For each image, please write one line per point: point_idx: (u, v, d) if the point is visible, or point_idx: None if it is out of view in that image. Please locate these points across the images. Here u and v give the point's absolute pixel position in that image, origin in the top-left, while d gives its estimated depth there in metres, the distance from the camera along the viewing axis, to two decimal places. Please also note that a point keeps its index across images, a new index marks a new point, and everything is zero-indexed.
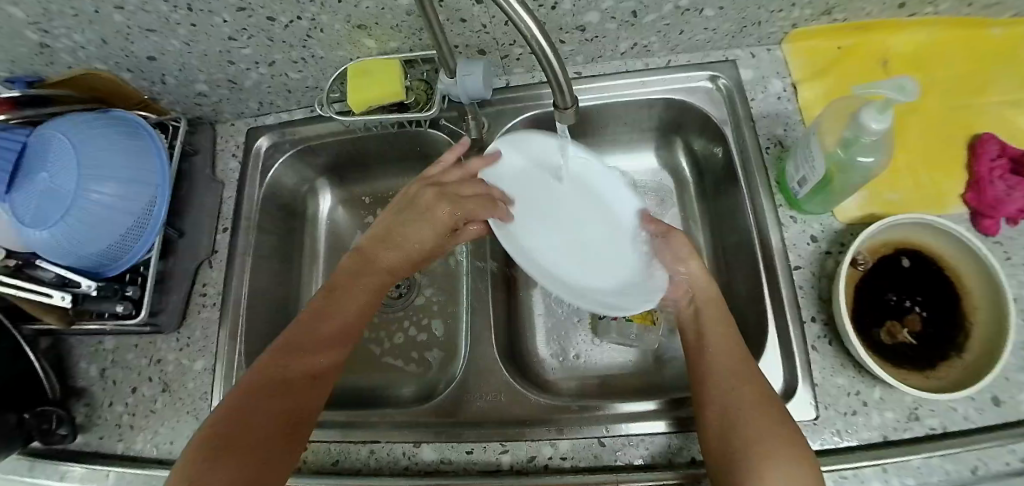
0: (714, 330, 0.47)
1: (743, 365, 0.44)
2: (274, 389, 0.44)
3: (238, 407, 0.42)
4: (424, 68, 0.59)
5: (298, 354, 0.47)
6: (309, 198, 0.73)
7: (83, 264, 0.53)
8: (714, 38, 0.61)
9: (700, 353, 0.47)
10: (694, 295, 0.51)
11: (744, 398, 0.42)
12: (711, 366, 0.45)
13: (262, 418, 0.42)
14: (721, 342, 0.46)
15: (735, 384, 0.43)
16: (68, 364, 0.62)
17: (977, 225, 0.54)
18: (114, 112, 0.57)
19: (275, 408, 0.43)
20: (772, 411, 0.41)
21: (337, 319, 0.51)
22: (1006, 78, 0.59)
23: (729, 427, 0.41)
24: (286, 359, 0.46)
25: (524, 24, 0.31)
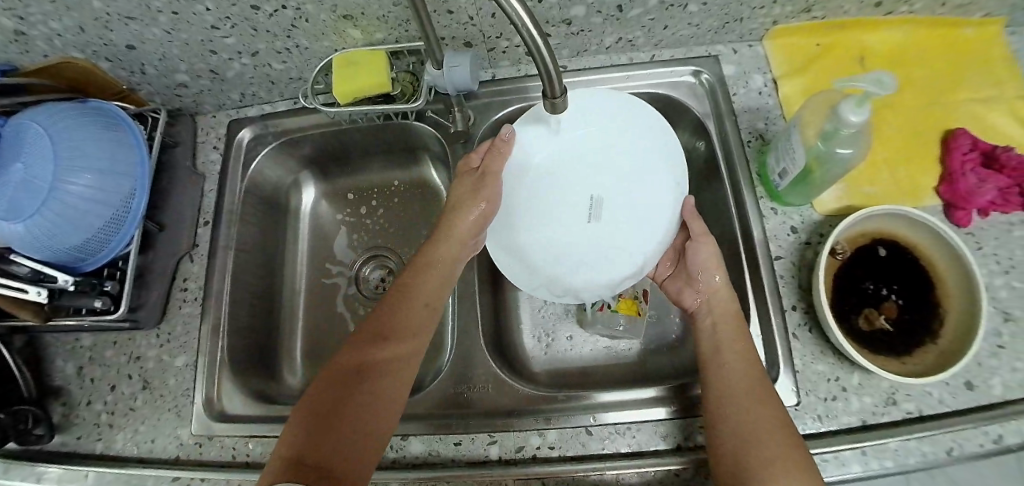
0: (731, 345, 0.47)
1: (757, 381, 0.45)
2: (351, 387, 0.44)
3: (321, 405, 0.43)
4: (410, 60, 0.59)
5: (372, 349, 0.46)
6: (292, 191, 0.72)
7: (59, 259, 0.52)
8: (698, 33, 0.62)
9: (715, 365, 0.47)
10: (712, 310, 0.51)
11: (759, 418, 0.42)
12: (728, 379, 0.45)
13: (345, 416, 0.42)
14: (739, 356, 0.47)
15: (751, 401, 0.43)
16: (43, 362, 0.60)
17: (951, 216, 0.56)
18: (92, 103, 0.56)
19: (354, 404, 0.43)
20: (782, 426, 0.42)
21: (406, 312, 0.50)
22: (977, 76, 0.61)
23: (742, 441, 0.42)
24: (363, 355, 0.46)
25: (513, 11, 0.29)
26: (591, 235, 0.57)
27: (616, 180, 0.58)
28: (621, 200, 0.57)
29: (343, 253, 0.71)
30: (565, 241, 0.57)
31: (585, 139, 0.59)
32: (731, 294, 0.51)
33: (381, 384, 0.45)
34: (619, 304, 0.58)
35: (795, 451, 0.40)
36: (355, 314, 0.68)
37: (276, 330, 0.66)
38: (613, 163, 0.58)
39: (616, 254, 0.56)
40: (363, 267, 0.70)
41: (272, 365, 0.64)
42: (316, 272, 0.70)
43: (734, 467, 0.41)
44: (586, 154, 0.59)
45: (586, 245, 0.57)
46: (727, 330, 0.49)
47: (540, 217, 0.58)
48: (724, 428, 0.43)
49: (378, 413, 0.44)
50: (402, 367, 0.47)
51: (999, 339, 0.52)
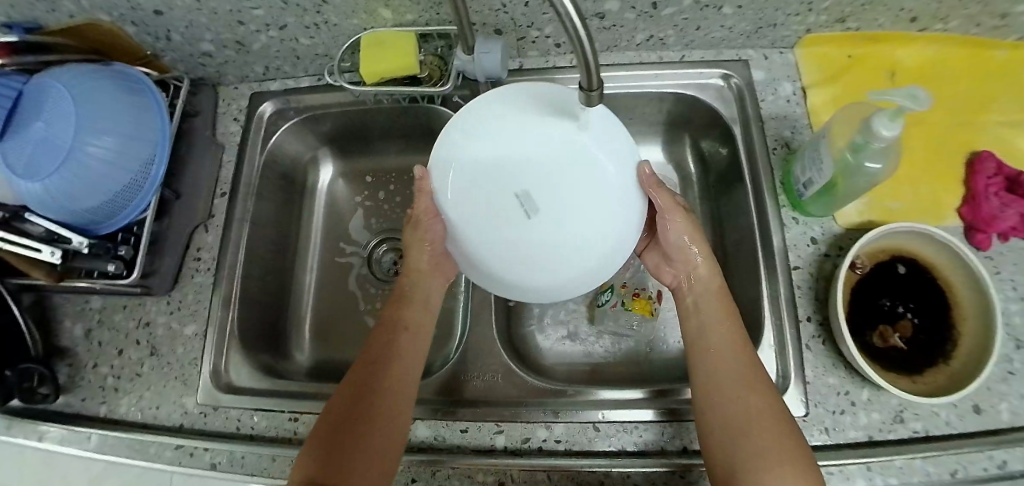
0: (717, 326, 0.47)
1: (745, 363, 0.44)
2: (360, 401, 0.44)
3: (337, 424, 0.43)
4: (438, 43, 0.58)
5: (376, 364, 0.46)
6: (310, 167, 0.72)
7: (75, 221, 0.52)
8: (730, 36, 0.61)
9: (700, 349, 0.46)
10: (694, 286, 0.50)
11: (750, 405, 0.42)
12: (713, 363, 0.45)
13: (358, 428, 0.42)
14: (724, 336, 0.46)
15: (740, 388, 0.43)
16: (52, 322, 0.60)
17: (971, 238, 0.56)
18: (116, 66, 0.56)
19: (364, 417, 0.43)
20: (771, 414, 0.41)
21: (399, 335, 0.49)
22: (1006, 99, 0.60)
23: (731, 432, 0.41)
24: (367, 372, 0.46)
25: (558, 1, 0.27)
26: (517, 235, 0.46)
27: (580, 189, 0.45)
28: (576, 210, 0.45)
29: (356, 233, 0.71)
30: (497, 234, 0.46)
31: (574, 136, 0.46)
32: (713, 264, 0.50)
33: (388, 395, 0.45)
34: (634, 303, 0.58)
35: (786, 443, 0.40)
36: (366, 294, 0.68)
37: (286, 306, 0.67)
38: (585, 170, 0.45)
39: (531, 266, 0.46)
40: (376, 248, 0.70)
41: (280, 339, 0.64)
42: (329, 251, 0.70)
43: (724, 460, 0.41)
44: (564, 148, 0.46)
45: (502, 238, 0.46)
46: (712, 307, 0.48)
47: (475, 192, 0.47)
48: (714, 418, 0.43)
49: (393, 419, 0.44)
50: (406, 373, 0.47)
51: (1010, 365, 0.52)
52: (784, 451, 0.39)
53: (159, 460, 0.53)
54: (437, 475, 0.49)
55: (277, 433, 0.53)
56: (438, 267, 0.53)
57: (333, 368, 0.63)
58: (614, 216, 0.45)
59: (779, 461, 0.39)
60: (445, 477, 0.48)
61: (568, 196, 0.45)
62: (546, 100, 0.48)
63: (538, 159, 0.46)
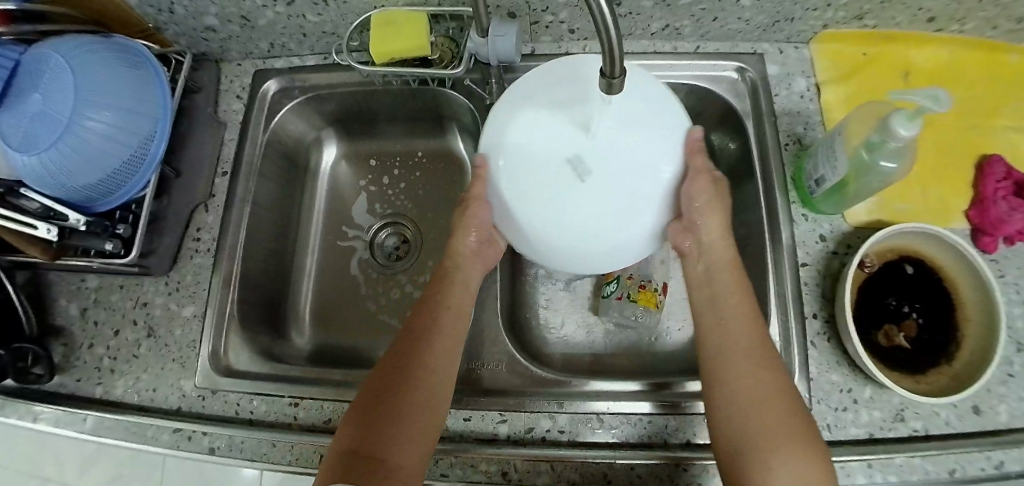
0: (731, 304, 0.46)
1: (757, 342, 0.43)
2: (393, 388, 0.42)
3: (374, 406, 0.41)
4: (449, 25, 0.57)
5: (414, 350, 0.45)
6: (313, 148, 0.70)
7: (72, 197, 0.50)
8: (746, 29, 0.60)
9: (712, 322, 0.46)
10: (708, 254, 0.49)
11: (756, 384, 0.41)
12: (723, 340, 0.44)
13: (393, 415, 0.41)
14: (737, 314, 0.45)
15: (748, 365, 0.42)
16: (47, 301, 0.59)
17: (977, 241, 0.56)
18: (116, 38, 0.54)
19: (397, 405, 0.41)
20: (779, 391, 0.40)
21: (437, 316, 0.48)
22: (1020, 102, 0.59)
23: (740, 408, 0.40)
24: (403, 359, 0.44)
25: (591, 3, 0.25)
26: (563, 195, 0.43)
27: (636, 160, 0.44)
28: (626, 173, 0.43)
29: (359, 217, 0.70)
30: (543, 193, 0.44)
31: (643, 111, 0.44)
32: (725, 231, 0.49)
33: (424, 381, 0.43)
34: (639, 295, 0.57)
35: (796, 425, 0.39)
36: (368, 279, 0.67)
37: (286, 289, 0.66)
38: (638, 133, 0.44)
39: (562, 226, 0.44)
40: (378, 232, 0.69)
41: (280, 323, 0.63)
42: (331, 234, 0.69)
43: (728, 435, 0.40)
44: (629, 117, 0.44)
45: (541, 193, 0.44)
46: (723, 279, 0.48)
47: (524, 148, 0.45)
48: (721, 393, 0.41)
49: (429, 404, 0.42)
50: (444, 360, 0.45)
51: (1010, 368, 0.52)
52: (791, 440, 0.38)
53: (156, 443, 0.52)
54: (439, 464, 0.48)
55: (276, 418, 0.52)
56: (480, 253, 0.53)
57: (333, 353, 0.62)
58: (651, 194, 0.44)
59: (790, 442, 0.38)
60: (448, 466, 0.48)
61: (619, 159, 0.43)
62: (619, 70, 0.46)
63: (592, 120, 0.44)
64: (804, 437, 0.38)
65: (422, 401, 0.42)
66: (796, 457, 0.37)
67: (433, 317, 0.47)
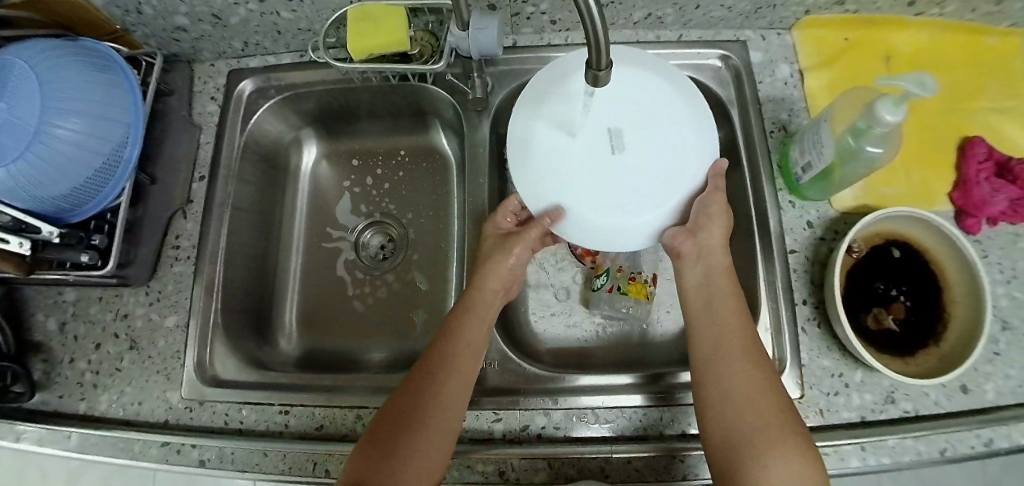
0: (725, 303, 0.45)
1: (748, 342, 0.43)
2: (408, 420, 0.41)
3: (382, 436, 0.41)
4: (429, 19, 0.56)
5: (428, 381, 0.43)
6: (293, 149, 0.69)
7: (43, 209, 0.49)
8: (728, 16, 0.60)
9: (705, 319, 0.45)
10: (706, 256, 0.47)
11: (751, 383, 0.40)
12: (717, 338, 0.43)
13: (403, 447, 0.40)
14: (729, 313, 0.45)
15: (743, 362, 0.42)
16: (23, 316, 0.57)
17: (960, 223, 0.56)
18: (82, 41, 0.52)
19: (408, 438, 0.40)
20: (773, 391, 0.40)
21: (455, 346, 0.45)
22: (999, 84, 0.60)
23: (736, 408, 0.40)
24: (418, 388, 0.43)
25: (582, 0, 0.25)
26: (584, 173, 0.41)
27: (672, 154, 0.42)
28: (652, 159, 0.41)
29: (344, 217, 0.69)
30: (565, 167, 0.41)
31: (675, 106, 0.43)
32: (723, 236, 0.47)
33: (435, 412, 0.42)
34: (629, 287, 0.57)
35: (790, 424, 0.39)
36: (355, 280, 0.66)
37: (272, 294, 0.64)
38: (668, 124, 0.42)
39: (575, 200, 0.41)
40: (363, 233, 0.68)
41: (267, 329, 0.62)
42: (315, 236, 0.68)
43: (725, 435, 0.39)
44: (673, 114, 0.43)
45: (565, 161, 0.41)
46: (721, 284, 0.46)
47: (551, 120, 0.43)
48: (715, 392, 0.41)
49: (439, 432, 0.41)
50: (457, 392, 0.43)
51: (996, 346, 0.53)
52: (787, 439, 0.38)
53: (144, 458, 0.51)
54: None
55: (267, 427, 0.51)
56: (507, 289, 0.51)
57: (322, 357, 0.61)
58: (678, 188, 0.41)
59: (785, 439, 0.38)
60: None
61: (646, 146, 0.41)
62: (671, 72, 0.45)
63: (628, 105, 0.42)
64: (798, 436, 0.38)
65: (433, 433, 0.41)
66: (791, 457, 0.37)
67: (454, 347, 0.45)
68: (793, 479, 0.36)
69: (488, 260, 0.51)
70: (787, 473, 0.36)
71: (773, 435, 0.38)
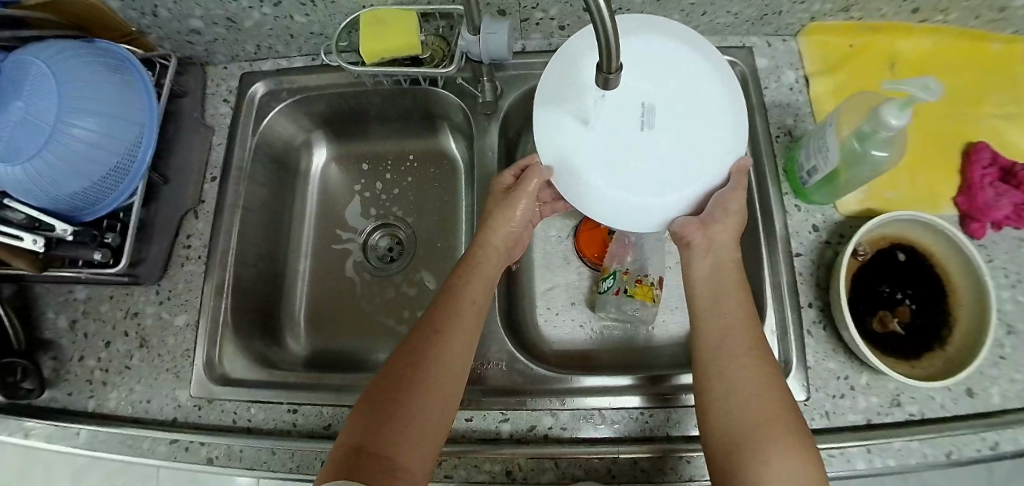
0: (730, 297, 0.45)
1: (755, 340, 0.43)
2: (407, 385, 0.40)
3: (380, 405, 0.39)
4: (440, 23, 0.57)
5: (431, 349, 0.42)
6: (302, 151, 0.69)
7: (56, 207, 0.49)
8: (735, 23, 0.61)
9: (712, 315, 0.44)
10: (716, 253, 0.46)
11: (754, 381, 0.40)
12: (721, 335, 0.43)
13: (401, 410, 0.39)
14: (734, 308, 0.44)
15: (747, 358, 0.41)
16: (34, 314, 0.57)
17: (965, 228, 0.57)
18: (99, 44, 0.53)
19: (408, 401, 0.39)
20: (775, 387, 0.40)
21: (457, 308, 0.45)
22: (1003, 91, 0.60)
23: (738, 404, 0.39)
24: (419, 348, 0.42)
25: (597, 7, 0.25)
26: (611, 148, 0.44)
27: (696, 141, 0.44)
28: (676, 142, 0.44)
29: (353, 219, 0.70)
30: (593, 141, 0.44)
31: (704, 96, 0.45)
32: (735, 233, 0.47)
33: (435, 376, 0.41)
34: (636, 289, 0.57)
35: (790, 419, 0.38)
36: (363, 281, 0.66)
37: (280, 294, 0.65)
38: (697, 112, 0.45)
39: (601, 174, 0.44)
40: (372, 234, 0.69)
41: (275, 329, 0.63)
42: (324, 237, 0.69)
43: (726, 430, 0.39)
44: (700, 107, 0.45)
45: (595, 136, 0.44)
46: (730, 280, 0.46)
47: (582, 97, 0.46)
48: (717, 388, 0.41)
49: (440, 394, 0.41)
50: (459, 353, 0.43)
51: (1002, 350, 0.53)
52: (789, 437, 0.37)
53: (153, 455, 0.51)
54: (443, 466, 0.48)
55: (276, 425, 0.52)
56: (511, 246, 0.52)
57: (331, 357, 0.61)
58: (696, 176, 0.44)
59: (786, 434, 0.37)
60: (451, 467, 0.48)
61: (672, 130, 0.44)
62: (712, 57, 0.47)
63: (660, 90, 0.45)
64: (798, 432, 0.38)
65: (434, 395, 0.40)
66: (792, 453, 0.36)
67: (454, 310, 0.45)
68: (795, 476, 0.35)
69: (488, 228, 0.51)
70: (788, 467, 0.36)
71: (775, 429, 0.37)
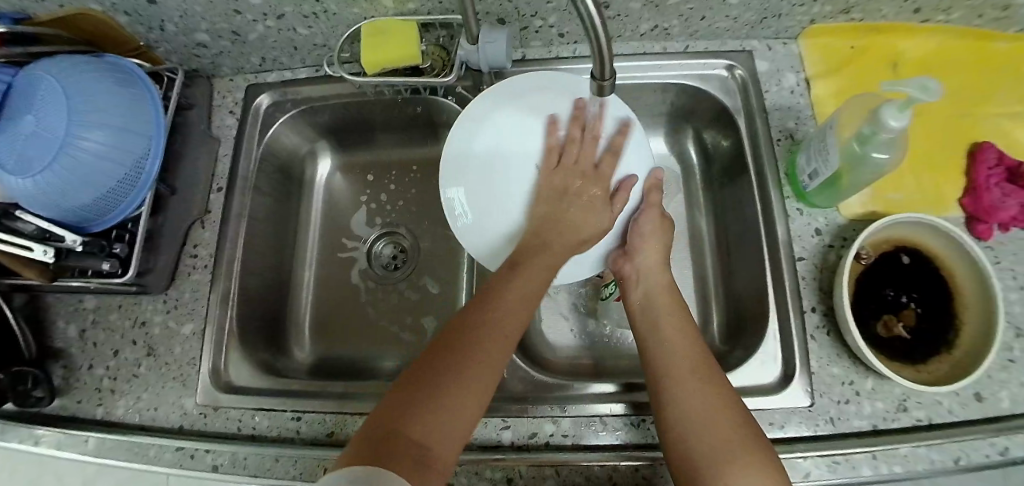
0: (669, 322, 0.47)
1: (704, 363, 0.43)
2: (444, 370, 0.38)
3: (415, 390, 0.37)
4: (440, 33, 0.58)
5: (470, 336, 0.40)
6: (307, 161, 0.70)
7: (67, 217, 0.50)
8: (735, 27, 0.61)
9: (655, 341, 0.46)
10: (646, 279, 0.50)
11: (710, 401, 0.41)
12: (668, 362, 0.44)
13: (441, 398, 0.37)
14: (677, 336, 0.46)
15: (696, 380, 0.42)
16: (45, 324, 0.59)
17: (972, 229, 0.56)
18: (107, 58, 0.54)
19: (448, 386, 0.37)
20: (731, 407, 0.40)
21: (502, 299, 0.43)
22: (1008, 90, 0.60)
23: (692, 427, 0.39)
24: (463, 331, 0.41)
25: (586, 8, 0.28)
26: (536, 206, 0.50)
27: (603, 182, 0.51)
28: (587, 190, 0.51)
29: (357, 227, 0.70)
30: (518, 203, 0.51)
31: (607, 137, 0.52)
32: (662, 255, 0.52)
33: (476, 366, 0.39)
34: None
35: (750, 439, 0.38)
36: (367, 288, 0.67)
37: (285, 303, 0.65)
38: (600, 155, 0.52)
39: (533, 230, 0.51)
40: (375, 242, 0.69)
41: (280, 337, 0.63)
42: (329, 246, 0.69)
43: (686, 452, 0.39)
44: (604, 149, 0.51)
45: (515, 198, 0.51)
46: (662, 303, 0.49)
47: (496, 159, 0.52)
48: (672, 414, 0.41)
49: (479, 383, 0.38)
50: (502, 346, 0.41)
51: (1010, 354, 0.52)
52: (749, 453, 0.37)
53: (158, 463, 0.52)
54: None
55: (280, 433, 0.52)
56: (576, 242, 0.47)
57: (336, 364, 0.62)
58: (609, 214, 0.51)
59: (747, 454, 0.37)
60: (453, 474, 0.48)
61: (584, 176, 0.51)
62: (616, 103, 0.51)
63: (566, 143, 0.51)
64: (759, 450, 0.38)
65: (475, 384, 0.38)
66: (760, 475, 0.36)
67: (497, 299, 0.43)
68: None
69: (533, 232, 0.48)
70: None
71: (735, 450, 0.37)
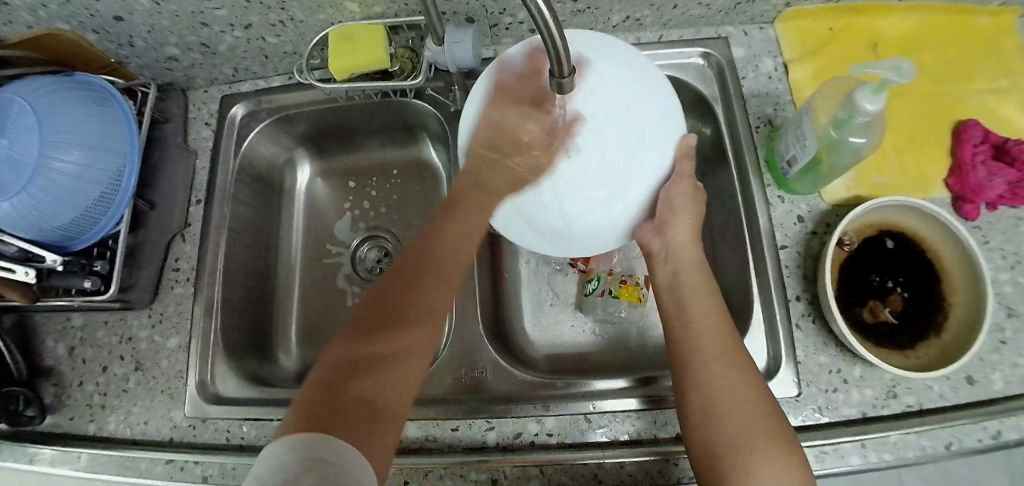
0: (702, 306, 0.45)
1: (734, 346, 0.42)
2: (394, 315, 0.37)
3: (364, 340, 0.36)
4: (409, 35, 0.58)
5: (415, 282, 0.40)
6: (286, 169, 0.70)
7: (47, 238, 0.50)
8: (708, 14, 0.60)
9: (683, 329, 0.44)
10: (675, 258, 0.48)
11: (738, 389, 0.39)
12: (696, 345, 0.42)
13: (380, 353, 0.35)
14: (707, 314, 0.44)
15: (725, 366, 0.40)
16: (33, 342, 0.59)
17: (958, 209, 0.55)
18: (79, 77, 0.54)
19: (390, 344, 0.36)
20: (761, 398, 0.39)
21: (444, 246, 0.43)
22: (991, 66, 0.59)
23: (715, 412, 0.38)
24: (410, 276, 0.40)
25: (536, 9, 0.27)
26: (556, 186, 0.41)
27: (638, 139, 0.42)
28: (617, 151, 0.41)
29: (340, 233, 0.70)
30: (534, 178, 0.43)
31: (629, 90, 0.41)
32: (691, 232, 0.48)
33: (422, 312, 0.38)
34: (620, 289, 0.57)
35: (769, 425, 0.37)
36: (352, 293, 0.67)
37: (271, 312, 0.66)
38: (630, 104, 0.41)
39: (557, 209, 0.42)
40: (360, 247, 0.69)
41: (267, 346, 0.63)
42: (313, 253, 0.69)
43: (708, 439, 0.38)
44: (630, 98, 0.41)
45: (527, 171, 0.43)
46: (691, 283, 0.46)
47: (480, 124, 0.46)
48: (694, 401, 0.40)
49: (426, 324, 0.38)
50: (444, 290, 0.40)
51: (1002, 334, 0.51)
52: (770, 440, 0.36)
53: (150, 476, 0.52)
54: (429, 476, 0.48)
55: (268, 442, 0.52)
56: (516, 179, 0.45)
57: None
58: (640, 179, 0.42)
59: (768, 439, 0.36)
60: (438, 477, 0.48)
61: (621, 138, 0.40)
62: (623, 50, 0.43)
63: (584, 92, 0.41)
64: (785, 438, 0.37)
65: (416, 343, 0.37)
66: (785, 462, 0.35)
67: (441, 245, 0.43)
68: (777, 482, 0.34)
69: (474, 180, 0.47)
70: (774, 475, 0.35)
71: (756, 437, 0.36)
